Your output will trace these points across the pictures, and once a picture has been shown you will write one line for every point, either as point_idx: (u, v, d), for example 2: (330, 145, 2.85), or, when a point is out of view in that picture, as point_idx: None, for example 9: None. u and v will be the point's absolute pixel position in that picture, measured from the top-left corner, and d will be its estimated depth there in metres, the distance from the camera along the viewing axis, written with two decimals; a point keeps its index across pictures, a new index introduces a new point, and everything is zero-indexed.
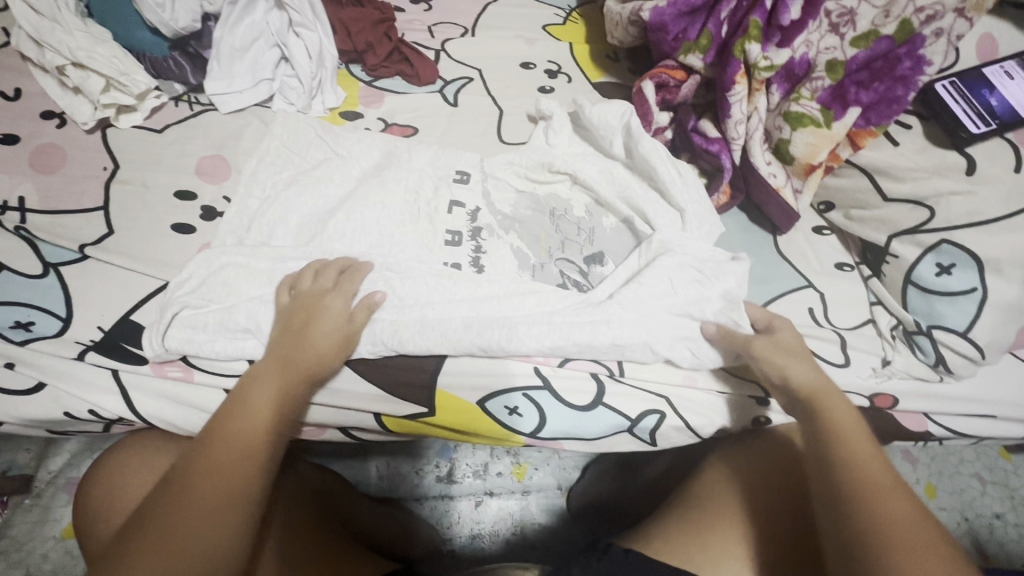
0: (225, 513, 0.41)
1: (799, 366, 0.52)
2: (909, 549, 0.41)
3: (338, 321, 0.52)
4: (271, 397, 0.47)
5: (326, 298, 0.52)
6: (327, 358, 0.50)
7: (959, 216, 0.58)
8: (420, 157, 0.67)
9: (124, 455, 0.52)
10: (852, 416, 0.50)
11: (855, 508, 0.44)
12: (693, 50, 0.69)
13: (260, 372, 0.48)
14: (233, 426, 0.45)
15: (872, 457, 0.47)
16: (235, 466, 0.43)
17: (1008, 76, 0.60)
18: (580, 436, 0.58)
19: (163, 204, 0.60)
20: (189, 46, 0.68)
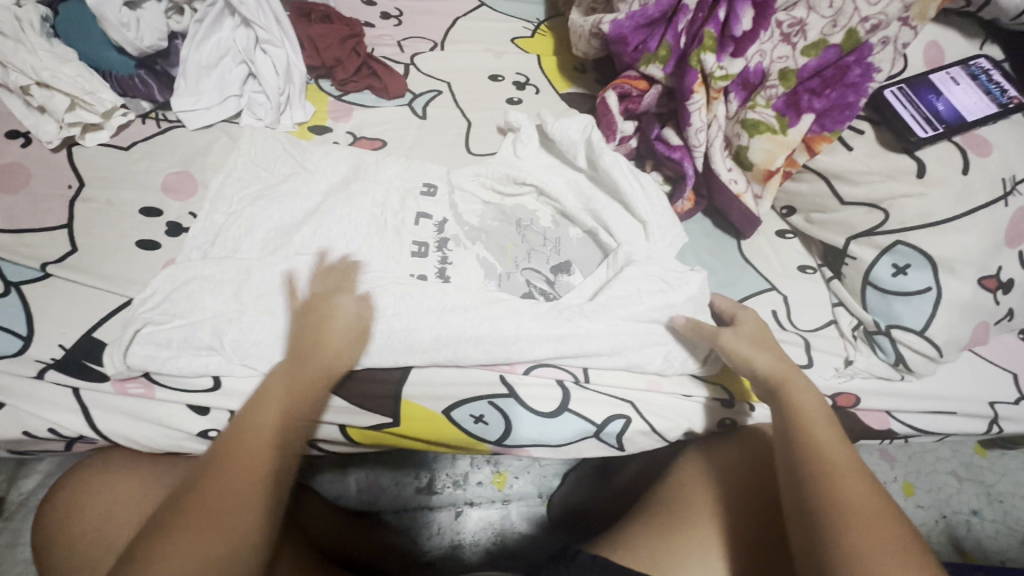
0: (224, 516, 0.41)
1: (766, 355, 0.53)
2: (865, 525, 0.42)
3: (348, 320, 0.53)
4: (285, 394, 0.47)
5: (335, 301, 0.54)
6: (342, 354, 0.52)
7: (911, 217, 0.60)
8: (388, 170, 0.68)
9: (84, 477, 0.52)
10: (816, 398, 0.51)
11: (812, 487, 0.45)
12: (653, 60, 0.70)
13: (278, 372, 0.49)
14: (246, 426, 0.46)
15: (831, 435, 0.48)
16: (240, 466, 0.43)
17: (954, 81, 0.62)
18: (547, 443, 0.59)
19: (128, 220, 0.60)
20: (156, 64, 0.69)
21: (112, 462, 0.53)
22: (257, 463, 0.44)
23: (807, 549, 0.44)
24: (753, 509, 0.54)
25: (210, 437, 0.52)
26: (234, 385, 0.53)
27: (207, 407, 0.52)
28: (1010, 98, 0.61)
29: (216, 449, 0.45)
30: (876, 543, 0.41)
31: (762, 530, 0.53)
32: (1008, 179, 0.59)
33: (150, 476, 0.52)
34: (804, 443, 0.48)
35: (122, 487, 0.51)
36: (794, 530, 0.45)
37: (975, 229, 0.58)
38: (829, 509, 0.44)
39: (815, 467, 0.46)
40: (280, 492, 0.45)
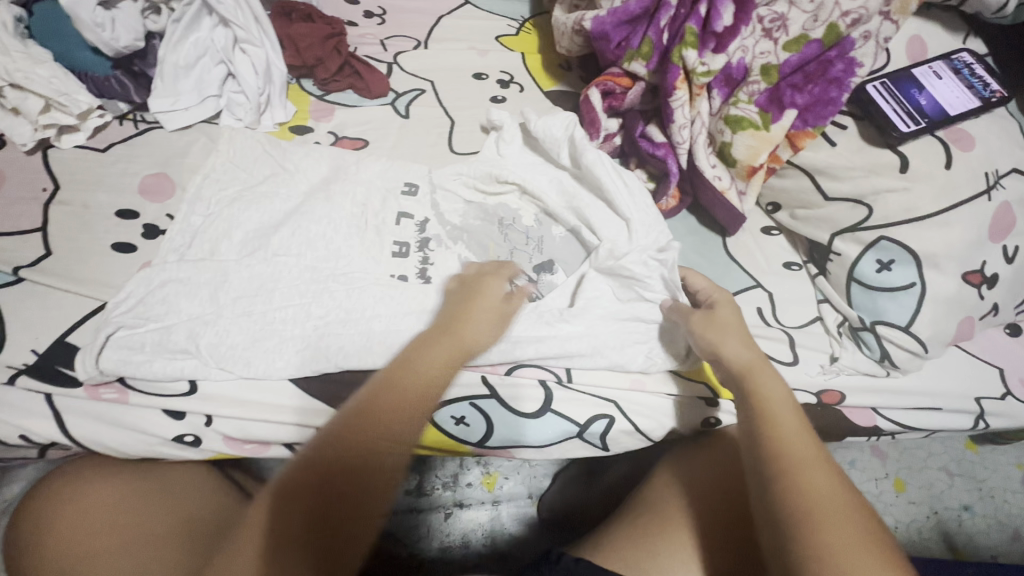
0: (355, 513, 0.43)
1: (735, 343, 0.53)
2: (831, 524, 0.41)
3: (497, 303, 0.55)
4: (420, 384, 0.48)
5: (487, 281, 0.56)
6: (483, 334, 0.52)
7: (895, 212, 0.59)
8: (369, 169, 0.68)
9: (57, 487, 0.53)
10: (783, 393, 0.50)
11: (777, 485, 0.44)
12: (635, 57, 0.70)
13: (419, 352, 0.50)
14: (382, 412, 0.45)
15: (797, 430, 0.48)
16: (371, 467, 0.44)
17: (937, 75, 0.62)
18: (529, 444, 0.58)
19: (103, 223, 0.59)
20: (133, 65, 0.69)
21: (86, 470, 0.54)
22: (375, 452, 0.44)
23: (776, 550, 0.43)
24: (725, 506, 0.54)
25: (186, 442, 0.52)
26: (210, 388, 0.52)
27: (183, 411, 0.51)
28: (992, 92, 0.61)
29: (347, 421, 0.45)
30: (844, 543, 0.40)
31: (736, 524, 0.53)
32: (990, 174, 0.59)
33: (120, 485, 0.53)
34: (770, 441, 0.47)
35: (98, 493, 0.52)
36: (761, 530, 0.45)
37: (958, 224, 0.58)
38: (794, 508, 0.43)
39: (780, 464, 0.45)
40: (384, 484, 0.45)
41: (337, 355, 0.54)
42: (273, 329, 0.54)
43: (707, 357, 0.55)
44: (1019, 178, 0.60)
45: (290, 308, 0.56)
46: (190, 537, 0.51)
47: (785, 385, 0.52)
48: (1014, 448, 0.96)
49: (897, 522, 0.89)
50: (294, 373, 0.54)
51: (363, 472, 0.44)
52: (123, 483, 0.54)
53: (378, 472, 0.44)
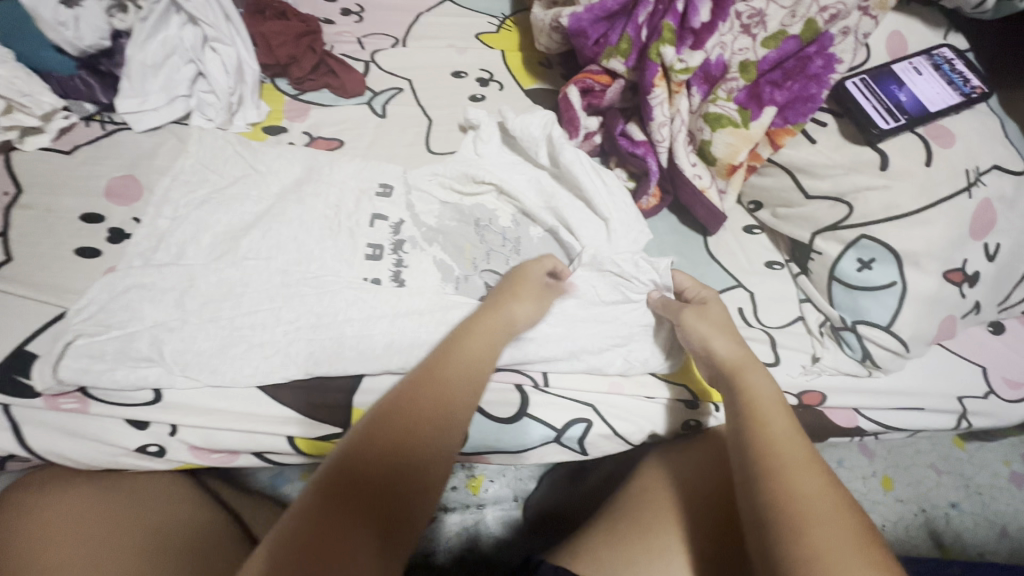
0: (414, 489, 0.41)
1: (726, 341, 0.53)
2: (816, 519, 0.40)
3: (538, 292, 0.56)
4: (471, 365, 0.49)
5: (527, 268, 0.58)
6: (527, 316, 0.54)
7: (875, 210, 0.59)
8: (343, 171, 0.66)
9: (18, 496, 0.52)
10: (773, 392, 0.49)
11: (762, 483, 0.43)
12: (614, 54, 0.69)
13: (468, 334, 0.51)
14: (439, 386, 0.46)
15: (785, 429, 0.46)
16: (429, 441, 0.44)
17: (916, 72, 0.61)
18: (506, 450, 0.57)
19: (67, 227, 0.58)
20: (100, 65, 0.66)
21: (57, 478, 0.53)
22: (432, 426, 0.44)
23: (760, 550, 0.41)
24: (712, 511, 0.53)
25: (149, 452, 0.51)
26: (175, 397, 0.51)
27: (146, 421, 0.50)
28: (973, 88, 0.60)
29: (403, 393, 0.45)
30: (829, 538, 0.39)
31: (721, 530, 0.52)
32: (971, 171, 0.58)
33: (84, 493, 0.52)
34: (756, 438, 0.46)
35: (65, 501, 0.51)
36: (748, 531, 0.43)
37: (939, 222, 0.57)
38: (777, 504, 0.41)
39: (764, 462, 0.44)
40: (440, 463, 0.44)
41: (307, 361, 0.53)
42: (240, 335, 0.53)
43: (697, 354, 0.55)
44: (1000, 175, 0.59)
45: (259, 313, 0.54)
46: (155, 549, 0.50)
47: (774, 384, 0.51)
48: (1001, 445, 0.96)
49: (884, 520, 0.88)
50: (262, 380, 0.52)
51: (422, 446, 0.43)
52: (92, 492, 0.53)
53: (434, 450, 0.44)
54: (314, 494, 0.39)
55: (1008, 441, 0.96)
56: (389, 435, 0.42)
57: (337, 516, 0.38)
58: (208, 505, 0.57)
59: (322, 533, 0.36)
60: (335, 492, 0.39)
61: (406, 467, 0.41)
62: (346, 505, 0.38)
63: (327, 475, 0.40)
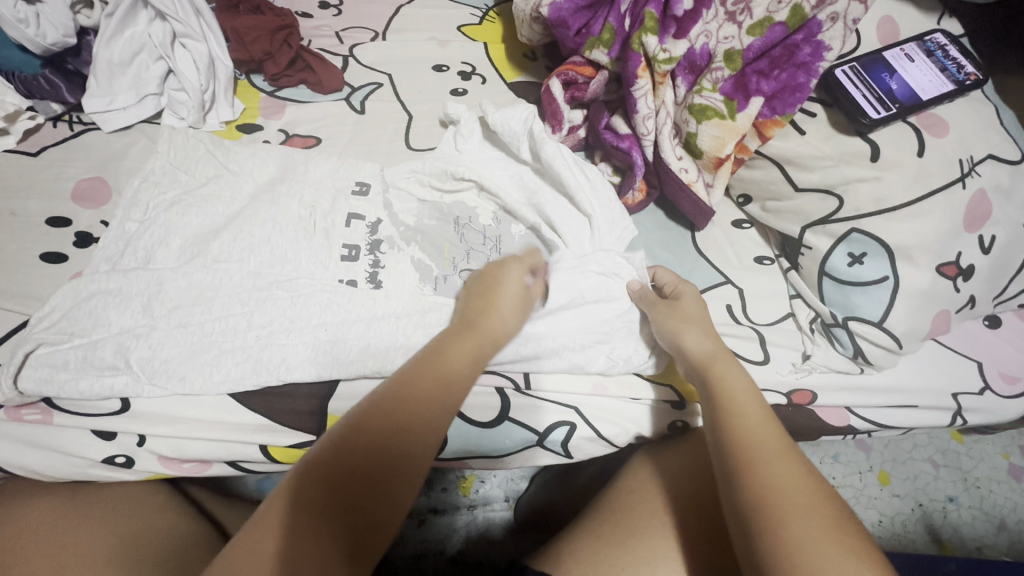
0: (389, 495, 0.41)
1: (696, 335, 0.52)
2: (797, 513, 0.38)
3: (516, 297, 0.54)
4: (453, 370, 0.47)
5: (505, 272, 0.56)
6: (509, 319, 0.53)
7: (866, 203, 0.57)
8: (319, 169, 0.64)
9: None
10: (746, 383, 0.48)
11: (738, 475, 0.42)
12: (597, 45, 0.66)
13: (450, 341, 0.49)
14: (419, 392, 0.45)
15: (761, 419, 0.45)
16: (406, 448, 0.43)
17: (908, 58, 0.59)
18: (487, 454, 0.56)
19: (32, 232, 0.56)
20: (66, 63, 0.65)
21: (31, 486, 0.52)
22: (410, 433, 0.43)
23: (743, 551, 0.39)
24: (697, 515, 0.51)
25: (116, 463, 0.49)
26: (143, 405, 0.50)
27: (113, 431, 0.49)
28: (967, 75, 0.58)
29: (380, 398, 0.44)
30: (807, 528, 0.38)
31: (704, 532, 0.50)
32: (965, 161, 0.56)
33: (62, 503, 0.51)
34: (732, 434, 0.44)
35: (42, 509, 0.50)
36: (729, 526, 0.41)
37: (932, 215, 0.55)
38: (757, 501, 0.40)
39: (741, 455, 0.43)
40: (416, 469, 0.43)
41: (279, 367, 0.51)
42: (211, 341, 0.51)
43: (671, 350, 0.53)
44: (995, 165, 0.57)
45: (230, 318, 0.53)
46: (137, 559, 0.49)
47: (748, 375, 0.50)
48: (1000, 437, 0.94)
49: (880, 515, 0.87)
50: (234, 388, 0.51)
51: (397, 455, 0.42)
52: (69, 500, 0.51)
53: (411, 458, 0.43)
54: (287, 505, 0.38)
55: (1006, 434, 0.94)
56: (359, 442, 0.41)
57: (310, 531, 0.37)
58: (189, 514, 0.56)
59: (295, 547, 0.37)
60: (307, 504, 0.38)
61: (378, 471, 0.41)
62: (320, 517, 0.38)
63: (298, 485, 0.39)
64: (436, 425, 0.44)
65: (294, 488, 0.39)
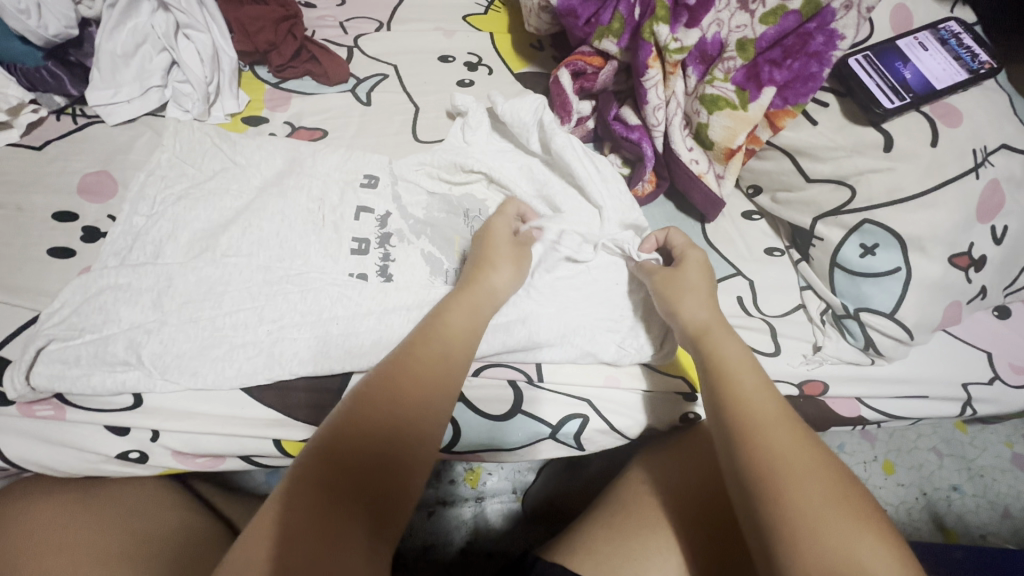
0: (398, 466, 0.41)
1: (692, 302, 0.52)
2: (800, 486, 0.38)
3: (511, 250, 0.56)
4: (451, 338, 0.47)
5: (497, 231, 0.57)
6: (508, 284, 0.54)
7: (879, 194, 0.56)
8: (326, 162, 0.64)
9: (26, 487, 0.51)
10: (742, 353, 0.48)
11: (739, 448, 0.41)
12: (606, 34, 0.65)
13: (448, 309, 0.49)
14: (417, 362, 0.45)
15: (757, 387, 0.45)
16: (411, 421, 0.42)
17: (922, 47, 0.59)
18: (499, 448, 0.56)
19: (39, 227, 0.56)
20: (68, 55, 0.64)
21: (40, 483, 0.51)
22: (413, 402, 0.43)
23: (751, 531, 0.39)
24: (704, 501, 0.52)
25: (131, 458, 0.49)
26: (156, 401, 0.50)
27: (127, 427, 0.49)
28: (981, 64, 0.58)
29: (379, 372, 0.44)
30: (808, 495, 0.38)
31: (707, 514, 0.51)
32: (978, 151, 0.56)
33: (85, 494, 0.51)
34: (734, 411, 0.43)
35: (66, 499, 0.51)
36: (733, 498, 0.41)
37: (945, 205, 0.55)
38: (761, 477, 0.39)
39: (739, 425, 0.42)
40: (424, 434, 0.43)
41: (292, 362, 0.51)
42: (222, 336, 0.51)
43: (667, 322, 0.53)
44: (1008, 154, 0.56)
45: (241, 313, 0.52)
46: (150, 556, 0.49)
47: (744, 343, 0.49)
48: (1003, 427, 0.94)
49: (886, 505, 0.87)
50: (247, 383, 0.50)
51: (404, 427, 0.42)
52: (94, 492, 0.52)
53: (417, 426, 0.43)
54: (294, 484, 0.38)
55: (1010, 423, 0.95)
56: (362, 416, 0.41)
57: (322, 507, 0.37)
58: (198, 509, 0.56)
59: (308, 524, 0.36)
60: (313, 481, 0.38)
61: (384, 444, 0.41)
62: (327, 495, 0.38)
63: (305, 465, 0.39)
64: (439, 392, 0.44)
65: (300, 468, 0.39)
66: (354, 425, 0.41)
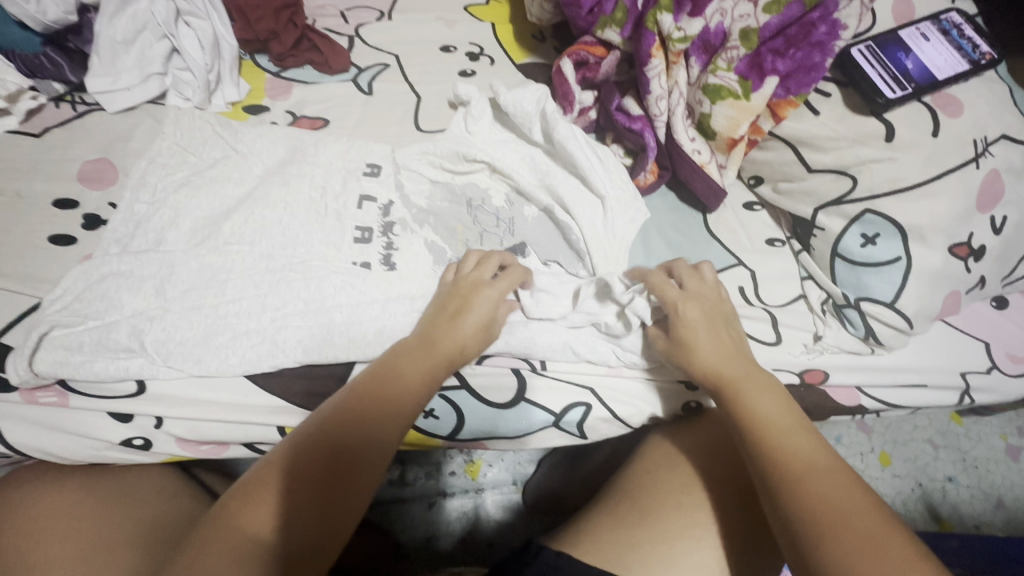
0: (338, 508, 0.41)
1: (708, 347, 0.50)
2: (847, 517, 0.39)
3: (482, 318, 0.51)
4: (401, 389, 0.46)
5: (478, 293, 0.52)
6: (470, 348, 0.50)
7: (881, 183, 0.57)
8: (328, 150, 0.63)
9: (39, 470, 0.52)
10: (767, 390, 0.48)
11: (780, 488, 0.42)
12: (609, 24, 0.65)
13: (406, 357, 0.48)
14: (372, 410, 0.45)
15: (789, 426, 0.45)
16: (358, 464, 0.43)
17: (924, 38, 0.59)
18: (502, 435, 0.56)
19: (39, 214, 0.55)
20: (68, 41, 0.64)
21: (29, 479, 0.51)
22: (358, 448, 0.43)
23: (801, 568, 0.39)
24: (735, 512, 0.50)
25: (135, 445, 0.49)
26: (159, 388, 0.50)
27: (131, 413, 0.49)
28: (982, 54, 0.58)
29: (339, 411, 0.44)
30: (855, 531, 0.38)
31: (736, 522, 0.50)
32: (979, 141, 0.56)
33: (90, 484, 0.51)
34: (767, 448, 0.44)
35: (70, 488, 0.51)
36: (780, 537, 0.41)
37: (946, 195, 0.55)
38: (808, 513, 0.40)
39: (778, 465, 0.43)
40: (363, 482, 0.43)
41: (296, 350, 0.51)
42: (225, 323, 0.51)
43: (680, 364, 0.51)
44: (1009, 145, 0.57)
45: (245, 301, 0.52)
46: (143, 548, 0.47)
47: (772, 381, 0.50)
48: (998, 419, 0.95)
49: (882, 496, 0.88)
50: (251, 370, 0.50)
51: (358, 461, 0.43)
52: (95, 483, 0.52)
53: (365, 470, 0.43)
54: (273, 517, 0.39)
55: (1005, 415, 0.96)
56: (318, 453, 0.42)
57: (290, 540, 0.39)
58: (196, 497, 0.55)
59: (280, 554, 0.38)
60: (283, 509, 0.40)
61: (334, 485, 0.41)
62: (286, 525, 0.39)
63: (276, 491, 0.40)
64: (386, 442, 0.44)
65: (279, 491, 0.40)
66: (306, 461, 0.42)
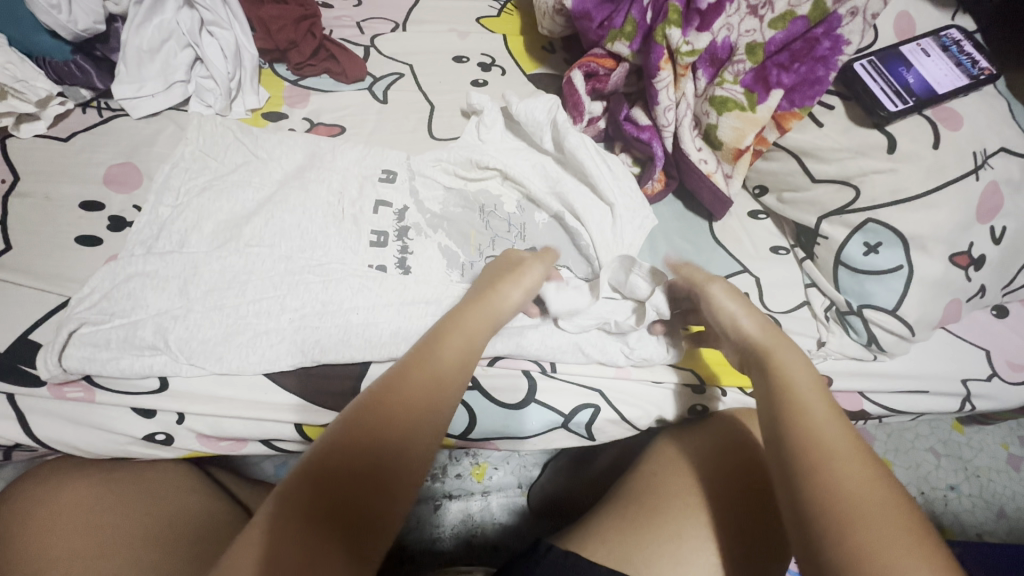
0: (377, 497, 0.39)
1: (752, 317, 0.50)
2: (871, 520, 0.36)
3: (525, 289, 0.54)
4: (447, 367, 0.45)
5: (511, 265, 0.55)
6: (510, 312, 0.52)
7: (882, 194, 0.58)
8: (345, 157, 0.65)
9: (61, 465, 0.53)
10: (806, 371, 0.45)
11: (799, 479, 0.39)
12: (619, 37, 0.68)
13: (449, 332, 0.48)
14: (411, 390, 0.43)
15: (823, 414, 0.42)
16: (397, 449, 0.41)
17: (924, 53, 0.61)
18: (512, 436, 0.58)
19: (67, 216, 0.57)
20: (95, 49, 0.66)
21: (34, 482, 0.51)
22: (398, 430, 0.41)
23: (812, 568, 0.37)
24: (737, 514, 0.51)
25: (157, 440, 0.51)
26: (181, 384, 0.51)
27: (154, 409, 0.51)
28: (981, 70, 0.60)
29: (378, 393, 0.43)
30: (876, 534, 0.35)
31: (740, 521, 0.50)
32: (978, 153, 0.58)
33: (106, 480, 0.52)
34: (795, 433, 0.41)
35: (87, 482, 0.51)
36: (790, 528, 0.39)
37: (946, 205, 0.56)
38: (825, 509, 0.37)
39: (803, 454, 0.40)
40: (405, 467, 0.41)
41: (314, 349, 0.53)
42: (246, 323, 0.52)
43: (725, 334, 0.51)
44: (1007, 157, 0.58)
45: (264, 301, 0.54)
46: (156, 546, 0.48)
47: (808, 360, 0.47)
48: (999, 428, 0.96)
49: None
50: (270, 368, 0.52)
51: (393, 448, 0.40)
52: (113, 479, 0.53)
53: (407, 455, 0.41)
54: (280, 506, 0.37)
55: (1006, 425, 0.96)
56: (354, 438, 0.40)
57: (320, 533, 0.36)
58: (206, 491, 0.56)
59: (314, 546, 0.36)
60: (305, 506, 0.37)
61: (374, 470, 0.39)
62: (316, 519, 0.37)
63: (300, 485, 0.38)
64: (430, 423, 0.43)
65: (305, 481, 0.38)
66: (343, 447, 0.40)
